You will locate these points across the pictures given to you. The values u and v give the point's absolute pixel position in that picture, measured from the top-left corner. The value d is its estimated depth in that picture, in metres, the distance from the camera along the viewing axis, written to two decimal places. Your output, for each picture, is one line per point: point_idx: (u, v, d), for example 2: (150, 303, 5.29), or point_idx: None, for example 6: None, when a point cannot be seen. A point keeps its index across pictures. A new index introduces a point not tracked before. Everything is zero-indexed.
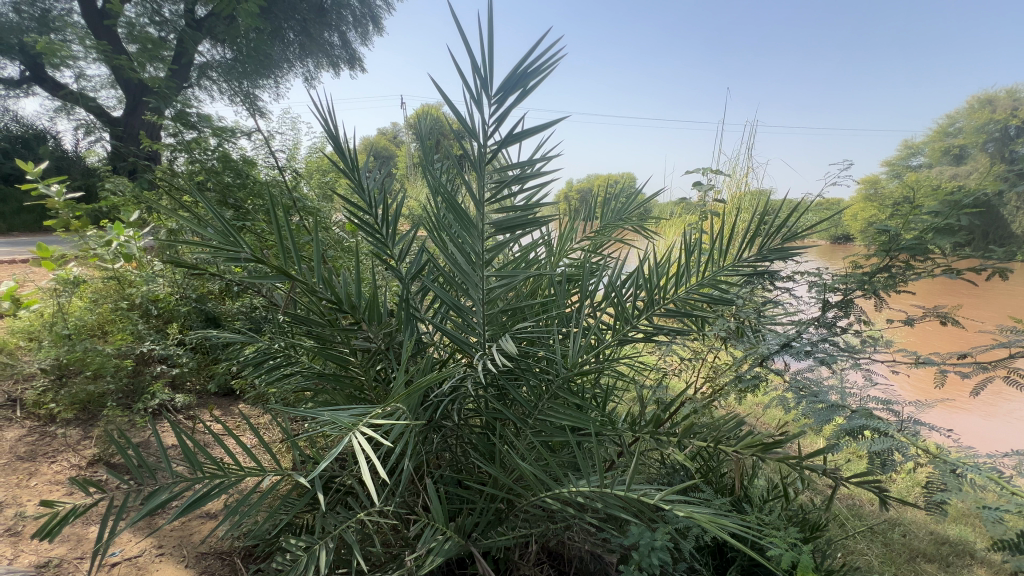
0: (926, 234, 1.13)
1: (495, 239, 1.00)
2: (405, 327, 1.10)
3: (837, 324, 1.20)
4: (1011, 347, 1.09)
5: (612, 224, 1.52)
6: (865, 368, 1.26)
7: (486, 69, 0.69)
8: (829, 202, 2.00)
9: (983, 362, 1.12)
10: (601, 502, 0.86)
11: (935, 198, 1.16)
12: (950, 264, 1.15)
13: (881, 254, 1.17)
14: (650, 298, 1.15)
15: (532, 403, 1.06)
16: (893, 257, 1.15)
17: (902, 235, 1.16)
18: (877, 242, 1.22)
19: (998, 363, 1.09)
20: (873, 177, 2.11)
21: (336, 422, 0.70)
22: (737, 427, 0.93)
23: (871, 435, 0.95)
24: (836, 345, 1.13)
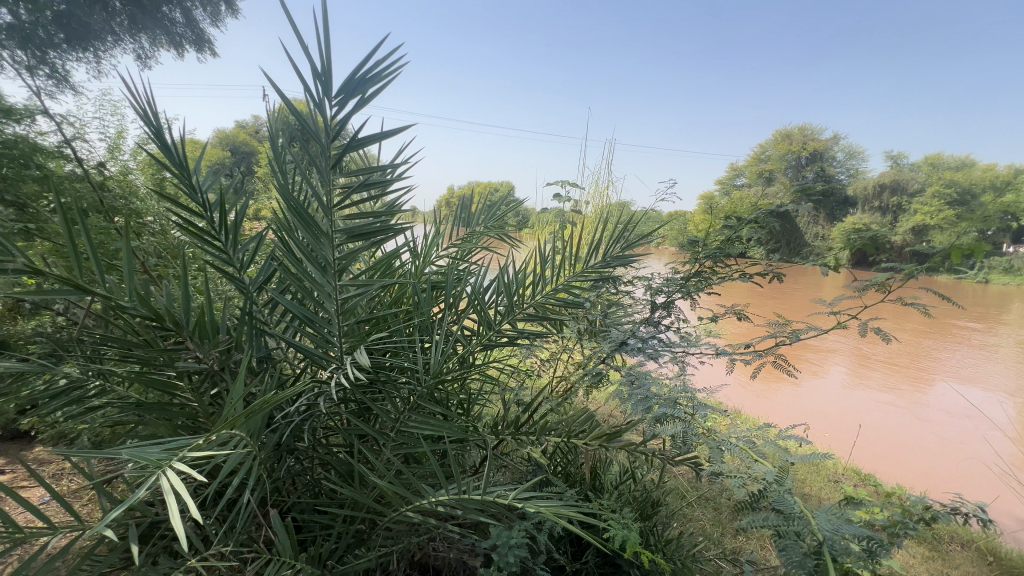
0: (725, 243, 1.35)
1: (349, 248, 0.95)
2: (248, 344, 1.00)
3: (663, 322, 1.37)
4: (778, 338, 1.34)
5: (478, 232, 1.56)
6: (690, 359, 1.46)
7: (324, 73, 0.67)
8: (672, 214, 2.29)
9: (760, 351, 1.36)
10: (461, 509, 0.87)
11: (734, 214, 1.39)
12: (744, 269, 1.38)
13: (693, 261, 1.36)
14: (510, 304, 1.21)
15: (393, 416, 1.03)
16: (702, 263, 1.35)
17: (709, 245, 1.36)
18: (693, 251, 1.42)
19: (769, 351, 1.34)
20: (707, 194, 2.46)
21: (145, 460, 0.59)
22: (587, 422, 1.02)
23: (684, 418, 1.10)
24: (661, 341, 1.28)
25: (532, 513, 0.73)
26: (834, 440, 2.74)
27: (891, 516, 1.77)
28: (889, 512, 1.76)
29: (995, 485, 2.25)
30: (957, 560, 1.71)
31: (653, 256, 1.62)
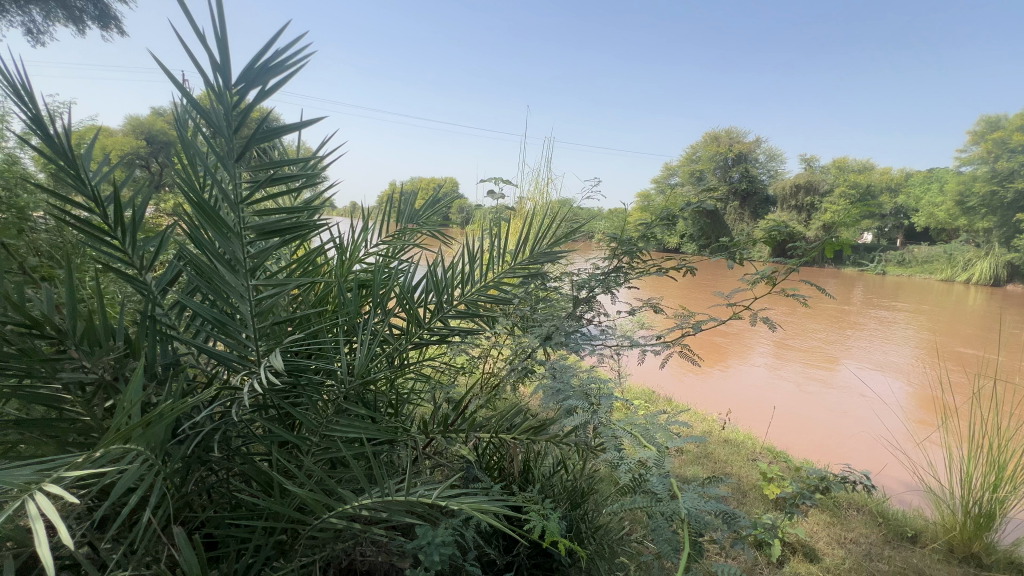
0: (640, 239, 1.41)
1: (263, 246, 0.90)
2: (149, 350, 0.92)
3: (586, 316, 1.42)
4: (684, 328, 1.43)
5: (409, 228, 1.53)
6: (616, 351, 1.52)
7: (222, 62, 0.63)
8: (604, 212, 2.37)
9: (668, 341, 1.44)
10: (386, 511, 0.85)
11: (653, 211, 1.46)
12: (661, 264, 1.45)
13: (613, 256, 1.41)
14: (440, 302, 1.19)
15: (315, 420, 0.99)
16: (621, 258, 1.40)
17: (629, 241, 1.42)
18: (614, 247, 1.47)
19: (676, 341, 1.42)
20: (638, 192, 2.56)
21: (12, 485, 0.53)
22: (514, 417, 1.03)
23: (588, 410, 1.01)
24: (584, 334, 1.33)
25: (456, 508, 0.73)
26: (752, 422, 2.96)
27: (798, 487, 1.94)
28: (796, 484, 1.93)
29: (884, 453, 2.53)
30: (852, 523, 1.91)
31: (581, 252, 1.67)
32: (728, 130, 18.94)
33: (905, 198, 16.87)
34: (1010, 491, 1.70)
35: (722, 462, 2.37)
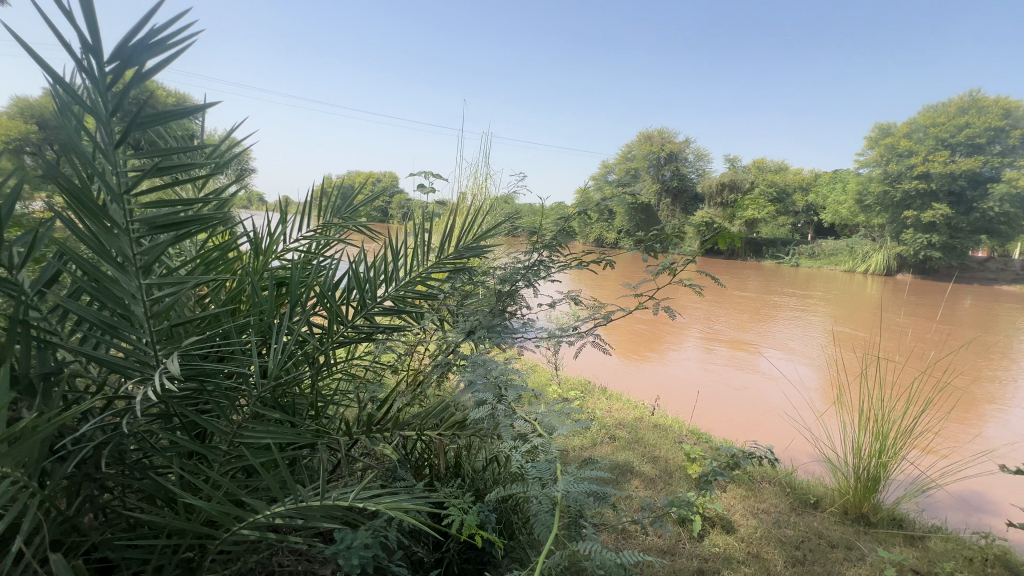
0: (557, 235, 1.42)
1: (157, 241, 0.81)
2: (20, 360, 0.81)
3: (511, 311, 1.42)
4: (597, 318, 1.47)
5: (333, 223, 1.46)
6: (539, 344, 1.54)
7: (91, 38, 0.56)
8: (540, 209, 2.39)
9: (584, 331, 1.48)
10: (303, 517, 0.82)
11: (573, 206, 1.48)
12: (582, 257, 1.48)
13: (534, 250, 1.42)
14: (363, 299, 1.15)
15: (224, 428, 0.92)
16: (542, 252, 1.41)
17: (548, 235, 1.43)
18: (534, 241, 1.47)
19: (592, 331, 1.47)
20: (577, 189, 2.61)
21: None
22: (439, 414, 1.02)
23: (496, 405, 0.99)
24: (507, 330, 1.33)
25: (372, 511, 0.71)
26: (678, 406, 3.13)
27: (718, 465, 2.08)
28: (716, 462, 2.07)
29: (792, 428, 2.77)
30: (764, 494, 2.08)
31: (508, 246, 1.67)
32: (659, 131, 19.90)
33: (814, 196, 18.53)
34: (892, 456, 1.92)
35: (651, 446, 2.50)
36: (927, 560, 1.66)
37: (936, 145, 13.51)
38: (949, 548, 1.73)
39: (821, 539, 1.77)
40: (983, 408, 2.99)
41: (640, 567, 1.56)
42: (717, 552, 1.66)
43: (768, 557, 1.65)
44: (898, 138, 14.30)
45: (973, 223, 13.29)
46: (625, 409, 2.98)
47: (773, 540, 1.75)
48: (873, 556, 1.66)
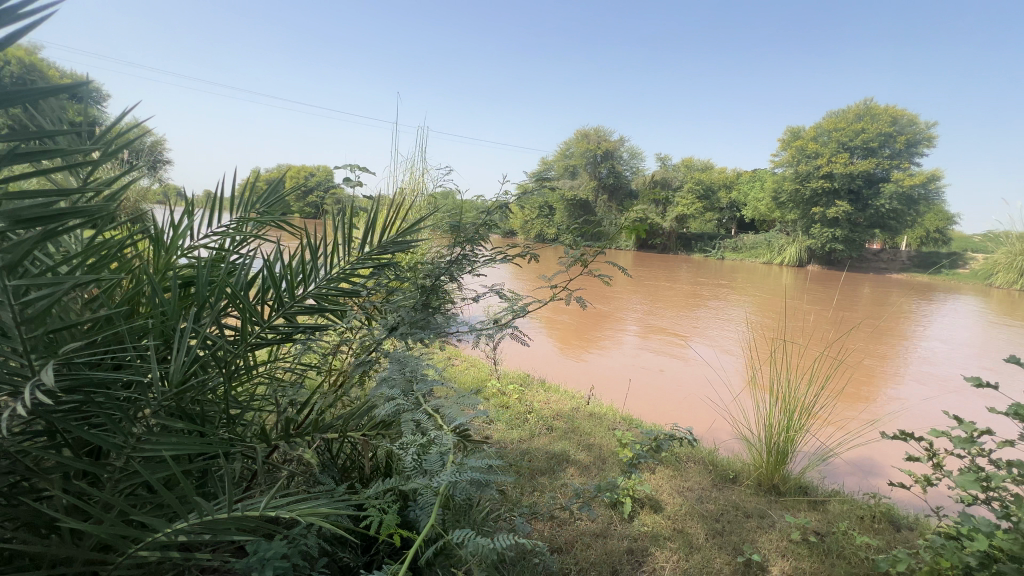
0: (477, 228, 1.35)
1: (26, 235, 0.71)
2: None
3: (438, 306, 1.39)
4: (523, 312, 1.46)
5: (248, 216, 1.36)
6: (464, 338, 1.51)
7: None
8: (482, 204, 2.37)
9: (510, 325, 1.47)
10: (211, 532, 0.76)
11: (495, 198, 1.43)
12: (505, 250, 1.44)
13: (454, 243, 1.36)
14: (280, 297, 1.09)
15: (118, 442, 0.83)
16: (462, 246, 1.35)
17: (464, 227, 1.36)
18: (449, 232, 1.39)
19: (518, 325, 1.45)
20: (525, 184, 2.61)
21: None
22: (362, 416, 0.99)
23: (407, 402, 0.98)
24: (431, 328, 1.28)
25: (289, 518, 0.68)
26: (612, 395, 3.26)
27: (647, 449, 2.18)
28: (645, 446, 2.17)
29: (713, 409, 2.96)
30: (689, 473, 2.21)
31: (438, 240, 1.64)
32: (596, 129, 20.47)
33: (736, 194, 19.88)
34: (797, 430, 2.11)
35: (587, 434, 2.58)
36: (826, 522, 1.84)
37: (838, 147, 14.92)
38: (844, 509, 1.93)
39: (738, 510, 1.92)
40: (874, 384, 3.36)
41: (574, 552, 1.60)
42: (646, 531, 1.75)
43: (691, 531, 1.76)
44: (807, 140, 15.63)
45: (869, 218, 14.84)
46: (562, 400, 3.06)
47: (696, 515, 1.86)
48: (782, 522, 1.82)
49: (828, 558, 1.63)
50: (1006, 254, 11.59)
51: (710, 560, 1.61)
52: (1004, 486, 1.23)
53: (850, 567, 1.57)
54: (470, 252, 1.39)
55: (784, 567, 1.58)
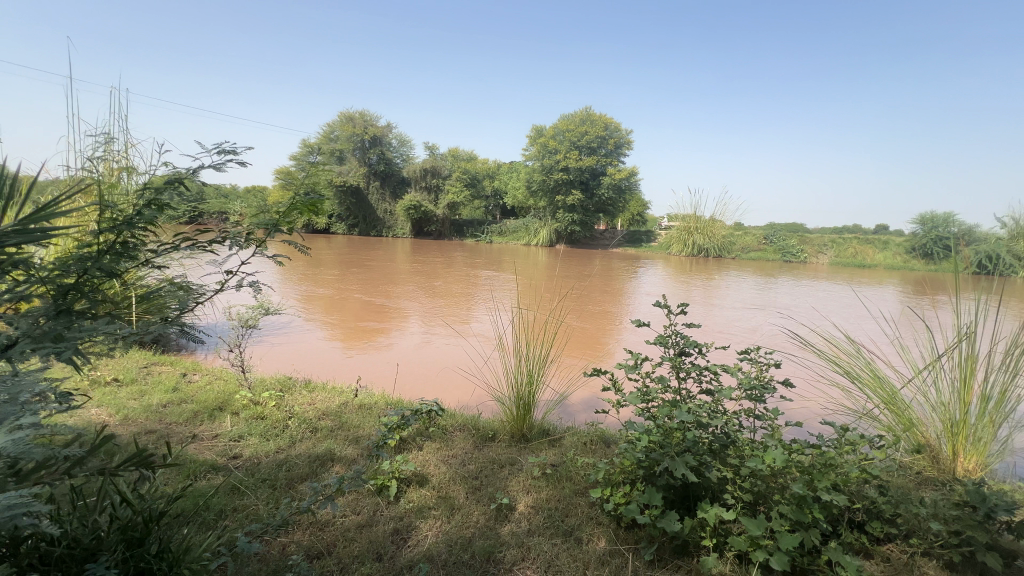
0: (144, 209, 1.07)
1: None
2: None
3: (105, 311, 1.08)
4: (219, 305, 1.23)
5: None
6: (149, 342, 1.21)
7: None
8: (217, 189, 2.00)
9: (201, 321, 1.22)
10: None
11: (182, 175, 1.17)
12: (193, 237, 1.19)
13: (108, 230, 1.04)
14: None
15: None
16: (122, 233, 1.05)
17: (130, 210, 1.06)
18: (105, 217, 1.07)
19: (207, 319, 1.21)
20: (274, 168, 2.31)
21: None
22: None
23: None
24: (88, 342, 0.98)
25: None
26: (380, 381, 3.24)
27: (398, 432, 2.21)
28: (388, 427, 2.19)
29: (474, 379, 3.22)
30: (454, 441, 2.35)
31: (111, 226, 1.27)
32: (361, 113, 19.65)
33: (499, 183, 21.94)
34: (536, 383, 2.46)
35: (355, 427, 2.48)
36: (559, 454, 2.21)
37: (570, 145, 17.83)
38: (573, 441, 2.35)
39: (493, 464, 2.14)
40: (595, 336, 4.18)
41: (336, 552, 1.53)
42: (411, 507, 1.79)
43: (453, 495, 1.89)
44: (548, 138, 18.23)
45: (595, 205, 18.32)
46: (328, 397, 2.90)
47: (458, 478, 2.00)
48: (528, 463, 2.11)
49: (559, 483, 1.96)
50: (676, 230, 15.92)
51: (468, 515, 1.75)
52: (656, 396, 1.67)
53: (574, 485, 1.93)
54: (130, 240, 1.10)
55: (528, 501, 1.84)
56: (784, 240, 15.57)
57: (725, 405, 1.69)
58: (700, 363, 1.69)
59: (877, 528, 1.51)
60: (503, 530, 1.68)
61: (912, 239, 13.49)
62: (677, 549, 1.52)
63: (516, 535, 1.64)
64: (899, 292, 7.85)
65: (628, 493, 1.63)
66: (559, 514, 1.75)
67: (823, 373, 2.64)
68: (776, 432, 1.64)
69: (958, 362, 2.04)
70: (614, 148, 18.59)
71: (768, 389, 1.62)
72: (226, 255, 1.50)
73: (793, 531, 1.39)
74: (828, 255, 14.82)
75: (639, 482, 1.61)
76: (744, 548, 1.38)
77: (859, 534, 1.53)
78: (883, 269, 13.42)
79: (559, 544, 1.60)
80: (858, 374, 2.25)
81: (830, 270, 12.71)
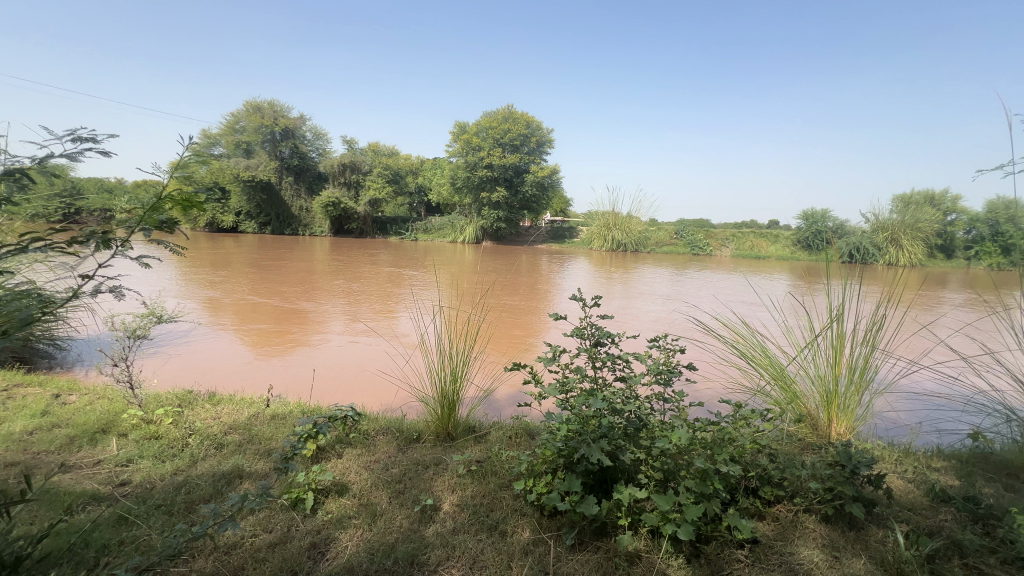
0: None
1: None
2: None
3: None
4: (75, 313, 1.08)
5: None
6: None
7: None
8: (86, 182, 1.75)
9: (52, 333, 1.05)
10: None
11: (28, 165, 1.01)
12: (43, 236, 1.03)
13: None
14: None
15: None
16: None
17: None
18: None
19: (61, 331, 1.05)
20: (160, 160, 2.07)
21: None
22: None
23: None
24: None
25: None
26: (295, 389, 3.04)
27: (312, 441, 2.04)
28: (309, 435, 2.05)
29: (398, 381, 3.13)
30: (376, 446, 2.27)
31: None
32: (269, 103, 18.32)
33: (422, 179, 21.52)
34: (461, 381, 2.45)
35: (266, 440, 2.31)
36: (485, 450, 2.22)
37: (493, 143, 17.90)
38: (498, 435, 2.36)
39: (418, 465, 2.10)
40: (520, 331, 4.25)
41: None
42: (330, 518, 1.71)
43: (375, 501, 1.83)
44: (470, 135, 18.17)
45: (520, 202, 18.58)
46: (235, 409, 2.68)
47: (381, 483, 1.94)
48: (453, 462, 2.10)
49: (485, 478, 1.97)
50: (597, 226, 16.61)
51: (392, 520, 1.71)
52: (574, 386, 1.73)
53: (499, 479, 1.94)
54: None
55: (453, 500, 1.83)
56: (692, 234, 16.83)
57: (637, 391, 1.78)
58: (614, 352, 1.77)
59: (768, 492, 1.69)
60: (427, 531, 1.65)
61: (798, 233, 15.18)
62: (596, 531, 1.59)
63: (441, 535, 1.62)
64: (788, 281, 8.79)
65: (549, 482, 1.67)
66: (484, 509, 1.76)
67: (723, 355, 2.88)
68: (682, 412, 1.77)
69: (831, 340, 2.33)
70: (536, 146, 18.94)
71: (674, 373, 1.74)
72: (99, 255, 1.32)
73: (697, 503, 1.51)
74: (729, 248, 16.25)
75: (559, 471, 1.66)
76: (655, 523, 1.47)
77: (753, 498, 1.70)
78: (774, 260, 14.98)
79: (484, 540, 1.61)
80: (753, 355, 2.49)
81: (732, 262, 13.94)
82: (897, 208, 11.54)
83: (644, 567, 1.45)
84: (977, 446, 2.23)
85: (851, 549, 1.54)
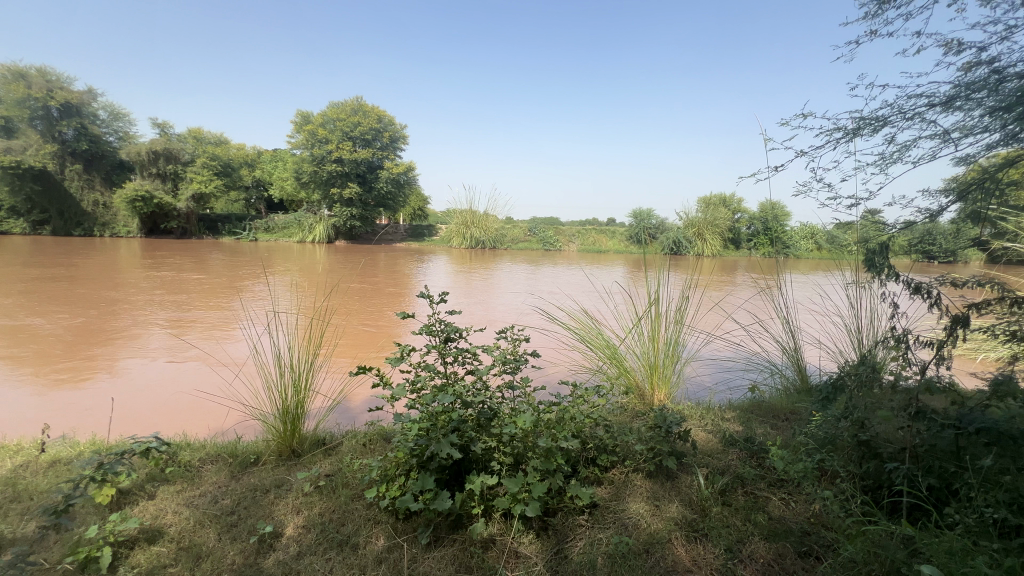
0: None
1: None
2: None
3: None
4: None
5: None
6: None
7: None
8: None
9: None
10: None
11: None
12: None
13: None
14: None
15: None
16: None
17: None
18: None
19: None
20: None
21: None
22: None
23: None
24: None
25: None
26: (83, 424, 2.47)
27: (107, 486, 1.68)
28: (97, 479, 1.65)
29: (230, 400, 2.75)
30: (202, 478, 1.97)
31: None
32: (38, 70, 14.50)
33: (260, 172, 19.24)
34: (305, 391, 2.26)
35: (39, 494, 1.82)
36: (335, 462, 2.08)
37: (342, 135, 16.73)
38: (350, 444, 2.24)
39: (255, 491, 1.87)
40: (375, 333, 4.07)
41: None
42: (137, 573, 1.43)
43: (200, 541, 1.58)
44: (315, 125, 16.76)
45: (374, 199, 17.78)
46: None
47: (207, 519, 1.69)
48: (297, 481, 1.92)
49: (335, 492, 1.84)
50: (455, 224, 16.73)
51: (221, 559, 1.50)
52: (424, 385, 1.71)
53: (350, 490, 1.84)
54: None
55: (298, 522, 1.68)
56: (544, 231, 17.99)
57: (487, 383, 1.84)
58: (463, 347, 1.80)
59: (604, 459, 1.90)
60: (266, 562, 1.49)
61: (630, 229, 17.31)
62: (451, 524, 1.61)
63: (283, 563, 1.48)
64: (624, 271, 9.99)
65: (403, 484, 1.63)
66: (333, 525, 1.65)
67: (567, 341, 3.15)
68: (529, 397, 1.88)
69: (650, 321, 2.71)
70: (390, 141, 18.26)
71: (520, 362, 1.84)
72: None
73: (543, 480, 1.62)
74: (576, 243, 17.80)
75: (412, 471, 1.63)
76: (507, 505, 1.54)
77: (593, 467, 1.89)
78: (614, 254, 16.82)
79: (334, 557, 1.51)
80: (591, 339, 2.77)
81: (579, 256, 15.32)
82: (702, 208, 13.86)
83: (497, 549, 1.51)
84: (754, 397, 2.83)
85: (667, 496, 1.81)
